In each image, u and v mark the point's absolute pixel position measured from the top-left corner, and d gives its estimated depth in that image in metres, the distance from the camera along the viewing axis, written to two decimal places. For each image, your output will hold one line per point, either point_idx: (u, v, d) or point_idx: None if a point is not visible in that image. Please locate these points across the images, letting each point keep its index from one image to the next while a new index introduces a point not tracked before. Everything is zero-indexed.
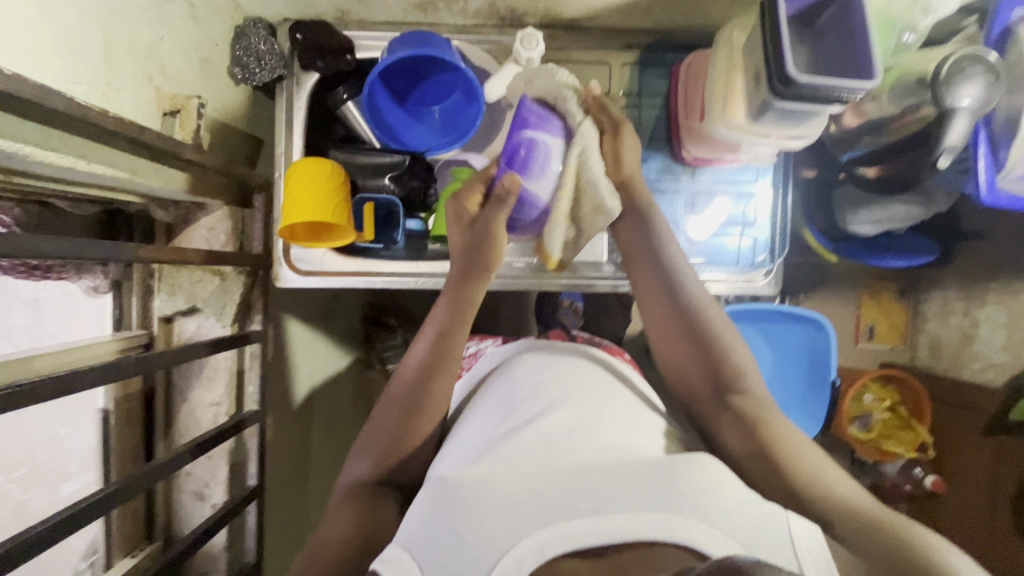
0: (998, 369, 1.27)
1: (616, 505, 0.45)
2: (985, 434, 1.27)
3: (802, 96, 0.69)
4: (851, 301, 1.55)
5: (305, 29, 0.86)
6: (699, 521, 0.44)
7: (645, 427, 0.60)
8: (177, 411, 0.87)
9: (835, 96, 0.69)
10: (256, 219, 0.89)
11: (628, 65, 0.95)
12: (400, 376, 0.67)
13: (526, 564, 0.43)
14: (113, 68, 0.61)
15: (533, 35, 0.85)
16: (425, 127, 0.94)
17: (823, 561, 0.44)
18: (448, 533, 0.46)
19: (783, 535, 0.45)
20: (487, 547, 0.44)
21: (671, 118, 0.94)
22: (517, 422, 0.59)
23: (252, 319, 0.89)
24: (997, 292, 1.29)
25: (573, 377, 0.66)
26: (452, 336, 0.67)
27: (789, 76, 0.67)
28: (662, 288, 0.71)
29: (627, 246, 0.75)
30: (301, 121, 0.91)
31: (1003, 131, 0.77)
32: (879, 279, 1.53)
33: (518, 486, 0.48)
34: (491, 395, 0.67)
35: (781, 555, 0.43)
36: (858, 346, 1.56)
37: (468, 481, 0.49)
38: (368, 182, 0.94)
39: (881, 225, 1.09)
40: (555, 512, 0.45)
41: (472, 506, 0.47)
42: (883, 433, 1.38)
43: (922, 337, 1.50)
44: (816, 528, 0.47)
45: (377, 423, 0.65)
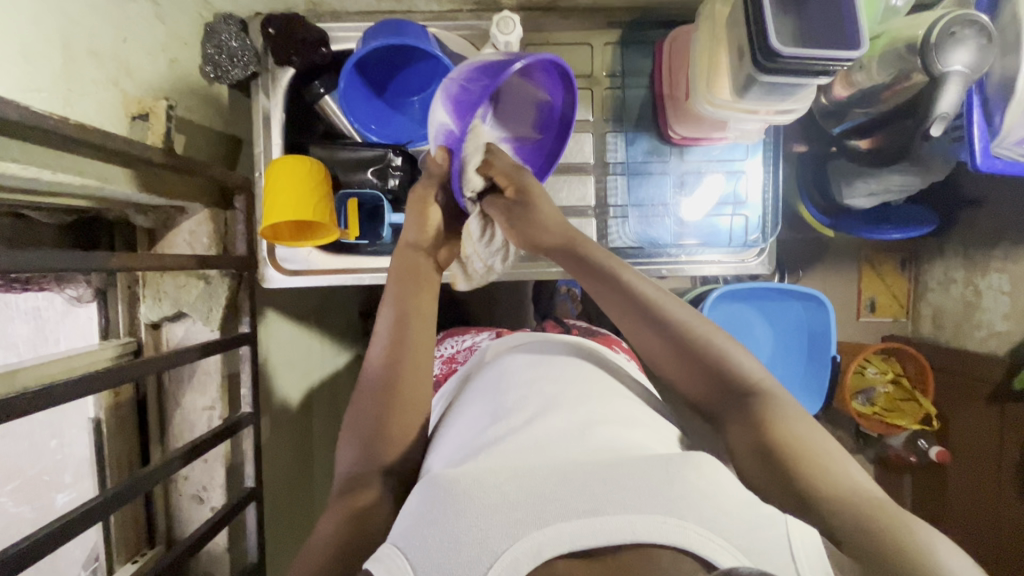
0: (1003, 339, 1.24)
1: (612, 505, 0.44)
2: (986, 402, 1.26)
3: (787, 69, 0.67)
4: (851, 274, 1.53)
5: (277, 22, 0.84)
6: (698, 524, 0.43)
7: (636, 423, 0.59)
8: (171, 416, 0.87)
9: (821, 67, 0.67)
10: (236, 220, 0.86)
11: (610, 45, 0.93)
12: (372, 363, 0.67)
13: (521, 565, 0.42)
14: (75, 74, 0.59)
15: (509, 18, 0.82)
16: (407, 118, 0.93)
17: (818, 560, 0.43)
18: (440, 534, 0.44)
19: (781, 539, 0.43)
20: (481, 547, 0.42)
21: (656, 98, 0.91)
22: (507, 425, 0.58)
23: (241, 321, 0.87)
24: (999, 260, 1.27)
25: (561, 373, 0.65)
26: (408, 323, 0.68)
27: (772, 49, 0.65)
28: (641, 314, 0.66)
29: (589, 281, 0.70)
30: (279, 118, 0.89)
31: (995, 95, 0.74)
32: (880, 252, 1.51)
33: (512, 483, 0.46)
34: (481, 395, 0.66)
35: (777, 565, 0.42)
36: (859, 320, 1.55)
37: (462, 479, 0.47)
38: (350, 177, 0.92)
39: (876, 197, 1.07)
40: (550, 512, 0.44)
41: (466, 507, 0.45)
42: (887, 406, 1.37)
43: (924, 308, 1.49)
44: (815, 532, 0.45)
45: (356, 416, 0.64)
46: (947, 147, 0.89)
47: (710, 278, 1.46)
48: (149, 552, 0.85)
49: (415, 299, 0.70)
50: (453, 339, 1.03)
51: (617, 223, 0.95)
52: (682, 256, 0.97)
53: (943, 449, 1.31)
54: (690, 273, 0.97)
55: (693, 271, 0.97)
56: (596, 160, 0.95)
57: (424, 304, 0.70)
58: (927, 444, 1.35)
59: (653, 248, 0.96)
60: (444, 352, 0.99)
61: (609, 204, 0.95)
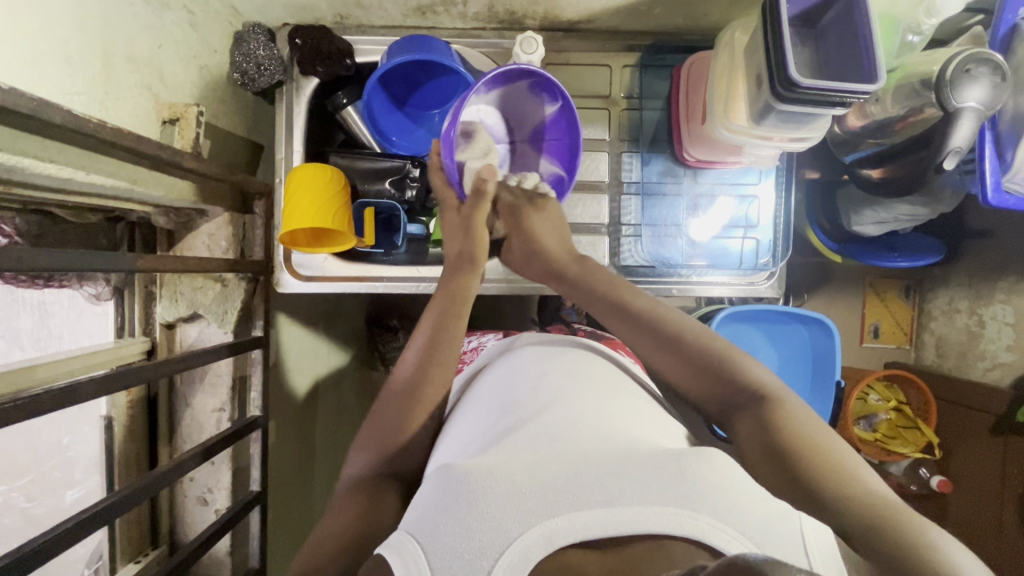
0: (1005, 370, 1.27)
1: (624, 498, 0.45)
2: (991, 434, 1.28)
3: (803, 99, 0.68)
4: (856, 300, 1.55)
5: (304, 34, 0.86)
6: (710, 516, 0.44)
7: (646, 419, 0.59)
8: (180, 417, 0.87)
9: (839, 99, 0.68)
10: (255, 224, 0.88)
11: (628, 67, 0.94)
12: (402, 368, 0.69)
13: (533, 552, 0.42)
14: (111, 78, 0.61)
15: (533, 38, 0.84)
16: (425, 131, 0.96)
17: (832, 559, 0.43)
18: (452, 520, 0.45)
19: (798, 537, 0.44)
20: (494, 534, 0.43)
21: (672, 120, 0.93)
22: (520, 414, 0.58)
23: (255, 324, 0.87)
24: (1003, 292, 1.29)
25: (570, 369, 0.66)
26: (442, 332, 0.69)
27: (790, 79, 0.66)
28: (641, 324, 0.68)
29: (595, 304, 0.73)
30: (301, 127, 0.90)
31: (1009, 131, 0.76)
32: (884, 279, 1.52)
33: (524, 474, 0.47)
34: (494, 389, 0.67)
35: (789, 555, 0.42)
36: (863, 346, 1.56)
37: (475, 470, 0.48)
38: (368, 187, 0.93)
39: (883, 225, 1.10)
40: (563, 502, 0.45)
41: (479, 496, 0.46)
42: (889, 433, 1.37)
43: (927, 336, 1.50)
44: (829, 531, 0.45)
45: (375, 423, 0.65)
46: (955, 180, 0.90)
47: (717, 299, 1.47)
48: (153, 553, 0.84)
49: (462, 296, 0.74)
50: (460, 340, 1.03)
51: (629, 242, 0.96)
52: (692, 277, 0.97)
53: (944, 479, 1.33)
54: (701, 293, 0.97)
55: (702, 291, 0.98)
56: (610, 180, 0.96)
57: (460, 326, 0.71)
58: (928, 472, 1.36)
59: (664, 268, 0.96)
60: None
61: (621, 222, 0.96)
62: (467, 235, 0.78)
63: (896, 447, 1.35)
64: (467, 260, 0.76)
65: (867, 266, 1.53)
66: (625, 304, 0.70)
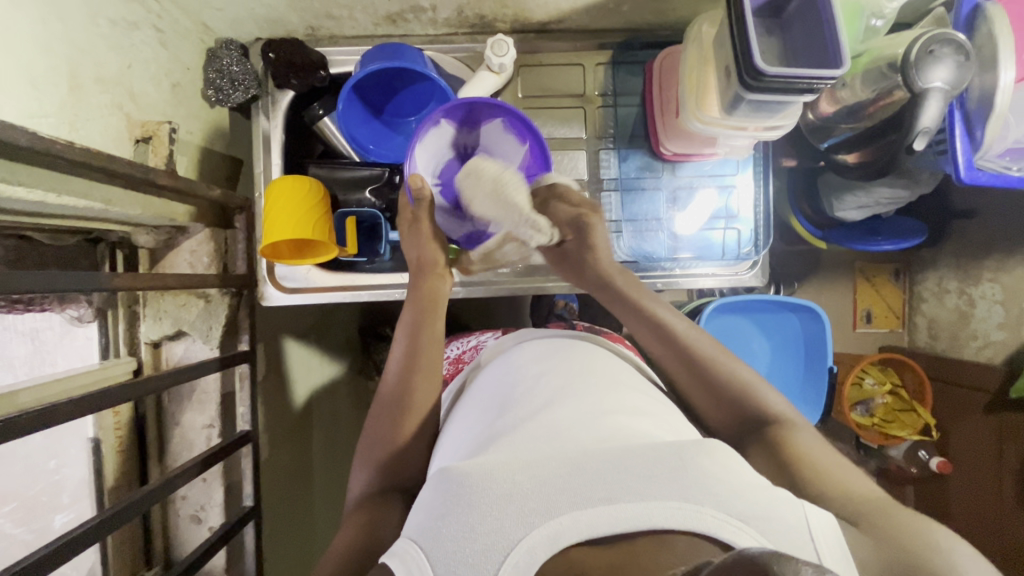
0: (998, 347, 1.31)
1: (629, 494, 0.45)
2: (985, 412, 1.33)
3: (771, 88, 0.69)
4: (847, 286, 1.57)
5: (277, 48, 0.87)
6: (714, 508, 0.44)
7: (642, 411, 0.60)
8: (169, 435, 0.87)
9: (806, 85, 0.69)
10: (237, 238, 0.88)
11: (601, 65, 0.95)
12: (386, 383, 0.75)
13: (538, 552, 0.43)
14: (80, 99, 0.61)
15: (503, 41, 0.85)
16: (403, 138, 0.96)
17: (837, 552, 0.44)
18: (456, 523, 0.45)
19: (802, 529, 0.45)
20: (497, 535, 0.44)
21: (647, 115, 0.94)
22: (517, 415, 0.60)
23: (241, 338, 0.88)
24: (990, 271, 1.32)
25: (567, 368, 0.67)
26: (421, 334, 0.75)
27: (756, 68, 0.67)
28: (674, 342, 0.73)
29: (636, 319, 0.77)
30: (278, 140, 0.91)
31: (976, 109, 0.76)
32: (873, 263, 1.56)
33: (525, 473, 0.48)
34: (493, 390, 0.69)
35: (797, 545, 0.44)
36: (856, 331, 1.59)
37: (474, 472, 0.49)
38: (348, 196, 0.94)
39: (866, 210, 1.11)
40: (565, 501, 0.45)
41: (478, 497, 0.46)
42: (887, 416, 1.44)
43: (919, 318, 1.54)
44: (829, 514, 0.47)
45: (370, 439, 0.72)
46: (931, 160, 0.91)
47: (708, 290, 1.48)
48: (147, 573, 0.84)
49: (431, 299, 0.78)
50: (461, 339, 1.03)
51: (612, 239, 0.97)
52: (676, 270, 0.98)
53: (943, 460, 1.38)
54: (687, 286, 0.98)
55: (688, 283, 0.98)
56: (590, 177, 0.96)
57: (433, 329, 0.76)
58: (927, 455, 1.43)
59: (649, 263, 0.97)
60: (451, 354, 0.99)
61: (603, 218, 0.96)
62: (417, 241, 0.80)
63: (896, 431, 1.41)
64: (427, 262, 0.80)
65: (856, 252, 1.55)
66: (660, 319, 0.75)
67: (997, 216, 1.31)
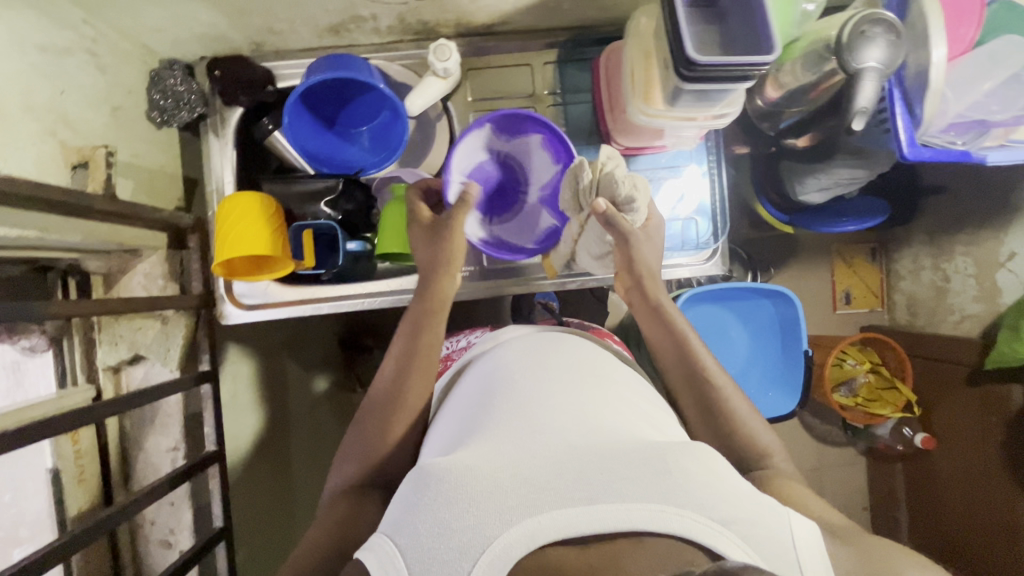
0: (974, 320, 1.34)
1: (609, 494, 0.48)
2: (967, 386, 1.34)
3: (705, 77, 0.69)
4: (825, 269, 1.58)
5: (223, 66, 0.88)
6: (694, 511, 0.47)
7: (627, 404, 0.62)
8: (134, 460, 0.86)
9: (740, 72, 0.69)
10: (192, 258, 0.88)
11: (549, 64, 0.95)
12: (381, 379, 0.75)
13: (514, 550, 0.45)
14: (6, 129, 0.60)
15: (446, 45, 0.85)
16: (356, 148, 0.94)
17: (812, 556, 0.49)
18: (435, 519, 0.48)
19: (784, 531, 0.49)
20: (473, 532, 0.46)
21: (597, 110, 0.94)
22: (503, 404, 0.60)
23: (202, 359, 0.88)
24: (962, 244, 1.36)
25: (558, 358, 0.68)
26: (421, 334, 0.75)
27: (688, 58, 0.67)
28: (686, 370, 0.75)
29: (659, 347, 0.78)
30: (231, 157, 0.92)
31: (914, 86, 0.77)
32: (849, 244, 1.57)
33: (506, 472, 0.50)
34: (480, 377, 0.69)
35: (774, 550, 0.48)
36: (837, 313, 1.59)
37: (455, 469, 0.51)
38: (303, 210, 0.96)
39: (826, 192, 1.12)
40: (545, 500, 0.47)
41: (459, 494, 0.49)
42: (870, 396, 1.45)
43: (898, 297, 1.56)
44: (812, 529, 0.51)
45: (358, 434, 0.72)
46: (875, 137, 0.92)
47: (686, 280, 1.48)
48: None
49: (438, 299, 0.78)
50: (451, 341, 1.01)
51: None
52: None
53: (927, 436, 1.40)
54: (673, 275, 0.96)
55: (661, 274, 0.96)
56: None
57: (434, 329, 0.76)
58: (912, 432, 1.45)
59: None
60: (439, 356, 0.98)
61: None
62: (435, 242, 0.80)
63: (879, 410, 1.42)
64: (438, 263, 0.79)
65: (833, 234, 1.56)
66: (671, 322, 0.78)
67: (966, 190, 1.34)
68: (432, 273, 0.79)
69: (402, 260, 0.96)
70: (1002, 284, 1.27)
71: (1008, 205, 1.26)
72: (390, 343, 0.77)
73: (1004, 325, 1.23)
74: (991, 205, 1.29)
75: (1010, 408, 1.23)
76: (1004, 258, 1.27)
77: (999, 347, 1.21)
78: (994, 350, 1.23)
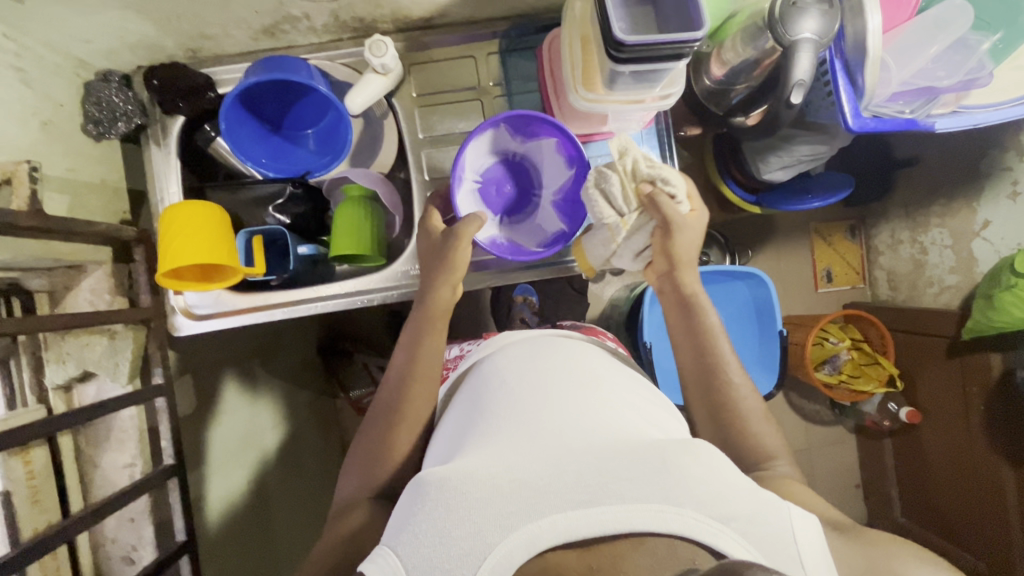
0: (953, 292, 1.33)
1: (608, 496, 0.49)
2: (948, 357, 1.32)
3: (636, 58, 0.68)
4: (805, 248, 1.56)
5: (160, 74, 0.87)
6: (692, 510, 0.49)
7: (623, 407, 0.64)
8: (91, 479, 0.85)
9: (672, 51, 0.68)
10: (138, 270, 0.87)
11: (493, 54, 0.94)
12: (385, 385, 0.77)
13: (515, 556, 0.48)
14: None
15: (382, 41, 0.84)
16: (304, 151, 0.94)
17: (810, 546, 0.50)
18: (436, 527, 0.50)
19: (783, 524, 0.51)
20: (475, 540, 0.49)
21: (543, 98, 0.93)
22: (502, 414, 0.62)
23: (154, 373, 0.87)
24: (937, 215, 1.35)
25: (556, 364, 0.70)
26: (421, 342, 0.77)
27: (616, 39, 0.66)
28: (699, 368, 0.77)
29: (677, 340, 0.80)
30: (175, 166, 0.90)
31: (854, 57, 0.76)
32: (828, 222, 1.54)
33: (505, 478, 0.52)
34: (477, 387, 0.70)
35: (774, 544, 0.49)
36: (819, 292, 1.58)
37: (452, 477, 0.53)
38: (252, 217, 0.93)
39: (789, 169, 1.10)
40: (544, 504, 0.49)
41: (459, 502, 0.51)
42: (853, 372, 1.44)
43: (878, 272, 1.55)
44: (812, 522, 0.52)
45: (363, 443, 0.74)
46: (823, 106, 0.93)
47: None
48: None
49: (438, 306, 0.79)
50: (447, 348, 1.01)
51: None
52: None
53: (913, 410, 1.39)
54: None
55: None
56: None
57: (435, 337, 0.77)
58: (897, 407, 1.43)
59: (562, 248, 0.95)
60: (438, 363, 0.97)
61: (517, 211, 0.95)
62: (439, 248, 0.80)
63: (862, 386, 1.42)
64: (439, 273, 0.79)
65: (810, 213, 1.54)
66: (695, 318, 0.79)
67: (938, 160, 1.34)
68: (437, 275, 0.79)
69: (359, 261, 0.95)
70: (979, 254, 1.27)
71: (978, 173, 1.25)
72: (396, 348, 0.79)
73: (980, 293, 1.21)
74: (963, 175, 1.28)
75: (991, 378, 1.21)
76: (979, 227, 1.27)
77: (974, 317, 1.20)
78: (970, 320, 1.22)
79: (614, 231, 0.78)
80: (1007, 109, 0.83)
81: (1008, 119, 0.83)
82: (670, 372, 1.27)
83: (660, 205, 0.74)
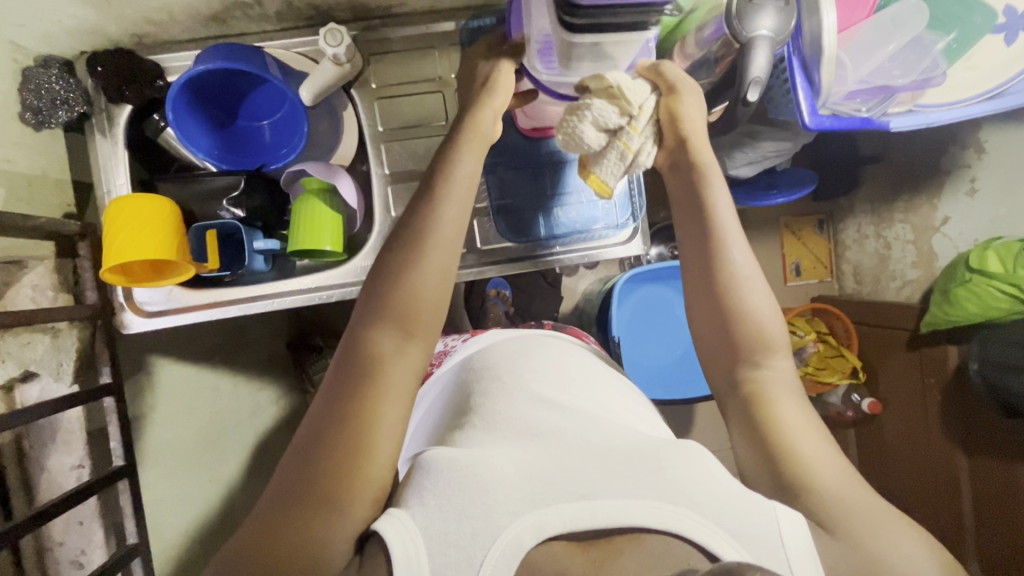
0: (915, 286, 1.36)
1: (608, 491, 0.50)
2: (907, 349, 1.36)
3: (593, 30, 0.56)
4: (775, 242, 1.58)
5: (104, 60, 0.82)
6: (689, 509, 0.48)
7: (614, 408, 0.65)
8: (34, 483, 0.82)
9: (635, 20, 0.55)
10: (83, 266, 0.84)
11: (454, 46, 0.92)
12: (366, 321, 0.58)
13: (523, 541, 0.47)
14: None
15: (337, 30, 0.80)
16: (257, 144, 0.92)
17: (805, 549, 0.48)
18: (445, 506, 0.49)
19: (774, 530, 0.48)
20: (484, 520, 0.48)
21: None
22: (504, 406, 0.62)
23: (101, 371, 0.84)
24: (901, 210, 1.37)
25: (552, 360, 0.70)
26: (414, 273, 0.59)
27: (568, 3, 0.52)
28: (699, 277, 0.66)
29: (682, 223, 0.68)
30: (121, 159, 0.86)
31: (811, 54, 0.77)
32: (796, 215, 1.57)
33: (514, 468, 0.52)
34: (470, 379, 0.69)
35: (768, 551, 0.47)
36: (788, 285, 1.60)
37: (463, 459, 0.52)
38: (206, 210, 0.90)
39: (755, 165, 1.10)
40: (549, 496, 0.49)
41: (469, 482, 0.50)
42: (820, 364, 1.47)
43: (845, 266, 1.58)
44: (801, 519, 0.50)
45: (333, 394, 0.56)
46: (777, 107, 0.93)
47: (635, 260, 1.47)
48: None
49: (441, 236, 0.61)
50: None
51: (487, 221, 0.95)
52: (558, 247, 0.96)
53: (874, 401, 1.42)
54: (602, 258, 0.97)
55: (593, 256, 0.97)
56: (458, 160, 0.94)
57: (434, 261, 0.60)
58: (860, 397, 1.47)
59: (524, 244, 0.95)
60: None
61: (481, 207, 0.94)
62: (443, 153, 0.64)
63: (826, 377, 1.44)
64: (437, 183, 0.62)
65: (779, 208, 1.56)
66: (714, 257, 0.65)
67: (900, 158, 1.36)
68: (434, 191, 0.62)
69: (319, 257, 0.92)
70: (938, 247, 1.30)
71: (937, 169, 1.27)
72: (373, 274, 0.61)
73: (937, 288, 1.24)
74: (924, 173, 1.30)
75: (948, 369, 1.25)
76: (938, 223, 1.30)
77: (931, 310, 1.23)
78: (928, 313, 1.25)
79: (625, 138, 0.64)
80: (963, 107, 0.84)
81: (967, 116, 0.82)
82: (643, 367, 1.28)
83: (665, 70, 0.68)
